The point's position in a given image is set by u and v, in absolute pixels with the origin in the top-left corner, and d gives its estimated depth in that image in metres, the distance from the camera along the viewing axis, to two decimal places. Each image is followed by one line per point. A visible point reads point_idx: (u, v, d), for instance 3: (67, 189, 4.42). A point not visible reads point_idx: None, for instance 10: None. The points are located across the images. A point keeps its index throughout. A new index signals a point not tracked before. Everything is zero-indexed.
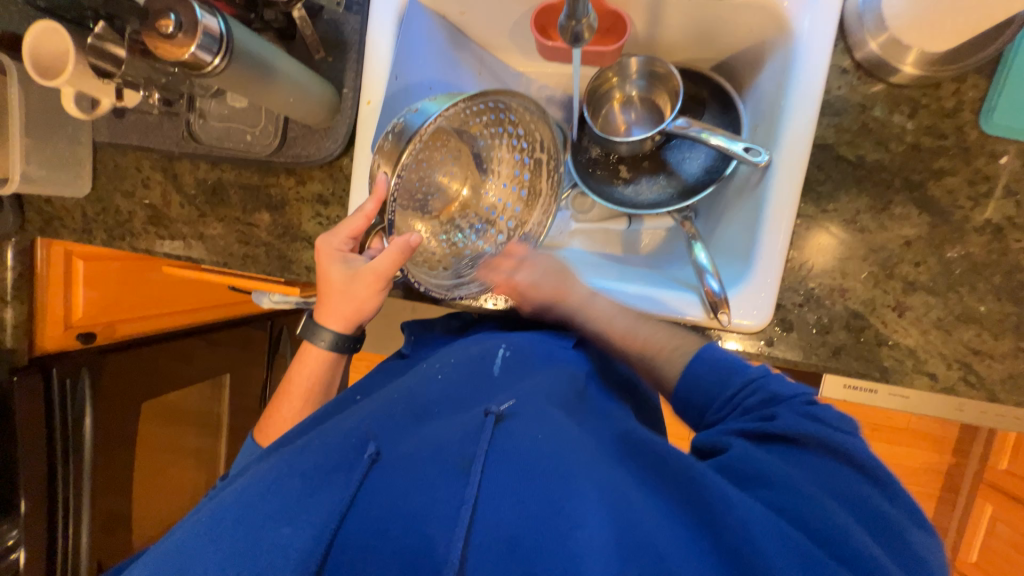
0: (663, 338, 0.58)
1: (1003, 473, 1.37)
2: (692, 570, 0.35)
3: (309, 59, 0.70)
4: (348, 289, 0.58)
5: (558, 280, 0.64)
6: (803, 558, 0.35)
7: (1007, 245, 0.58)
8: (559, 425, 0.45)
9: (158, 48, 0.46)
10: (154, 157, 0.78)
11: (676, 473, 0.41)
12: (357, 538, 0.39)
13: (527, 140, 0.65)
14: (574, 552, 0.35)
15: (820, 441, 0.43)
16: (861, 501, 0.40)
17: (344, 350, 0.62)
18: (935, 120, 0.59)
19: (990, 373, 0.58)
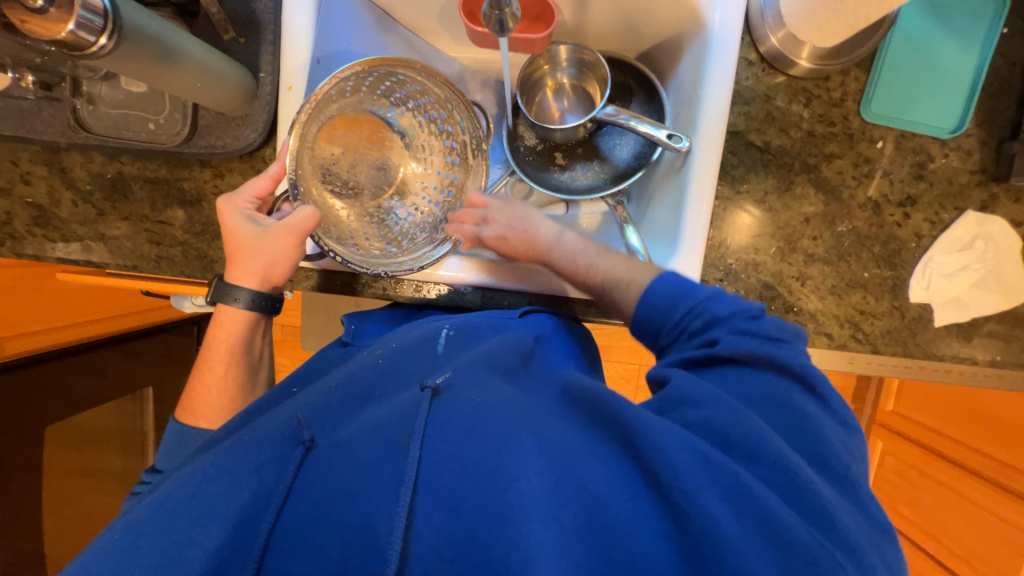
0: (622, 265, 0.58)
1: (887, 412, 1.60)
2: (622, 501, 0.37)
3: (217, 40, 0.64)
4: (259, 244, 0.55)
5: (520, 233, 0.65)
6: (720, 470, 0.37)
7: (884, 219, 0.67)
8: (496, 390, 0.47)
9: (26, 24, 0.38)
10: (34, 149, 0.68)
11: (604, 413, 0.43)
12: (298, 521, 0.39)
13: (450, 121, 0.65)
14: (511, 502, 0.37)
15: (756, 357, 0.45)
16: (793, 411, 0.42)
17: (263, 309, 0.59)
18: (826, 108, 0.67)
19: (874, 329, 0.68)
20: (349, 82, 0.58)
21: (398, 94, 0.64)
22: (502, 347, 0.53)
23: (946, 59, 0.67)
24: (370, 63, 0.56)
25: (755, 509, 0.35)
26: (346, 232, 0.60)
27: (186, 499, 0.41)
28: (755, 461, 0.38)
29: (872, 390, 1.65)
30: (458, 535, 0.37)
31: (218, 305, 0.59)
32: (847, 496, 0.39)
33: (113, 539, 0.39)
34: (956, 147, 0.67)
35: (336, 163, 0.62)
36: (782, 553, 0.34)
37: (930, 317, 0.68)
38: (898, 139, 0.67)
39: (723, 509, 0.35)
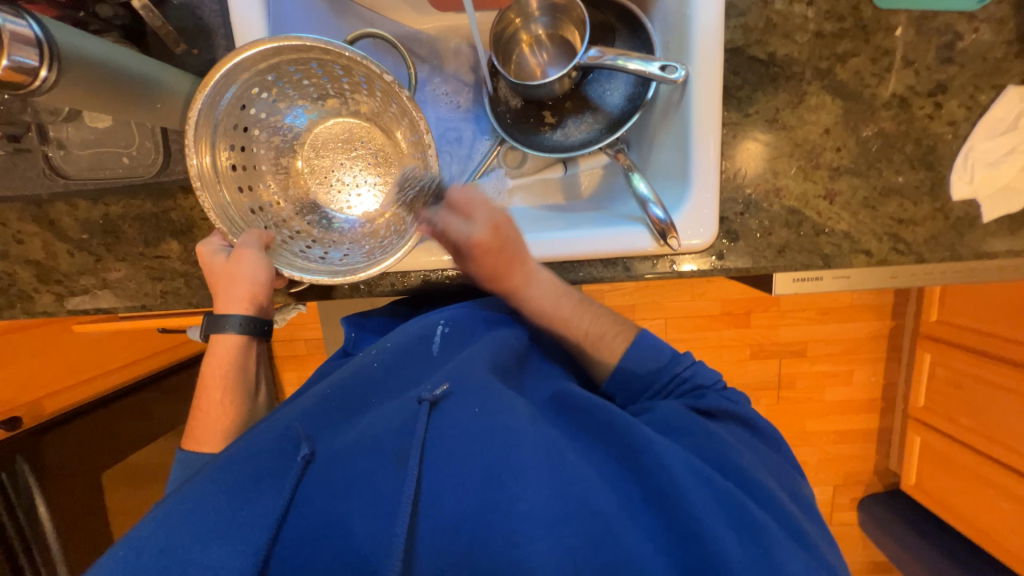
0: (606, 325, 0.61)
1: (933, 323, 1.54)
2: (621, 515, 0.41)
3: (170, 56, 0.60)
4: (223, 270, 0.54)
5: (515, 257, 0.57)
6: (709, 482, 0.43)
7: (913, 114, 0.61)
8: (498, 396, 0.48)
9: None
10: (19, 206, 0.67)
11: (607, 429, 0.47)
12: (302, 537, 0.40)
13: (373, 81, 0.55)
14: (513, 520, 0.40)
15: (731, 411, 0.53)
16: (763, 455, 0.51)
17: (256, 333, 0.56)
18: (832, 3, 0.60)
19: (916, 237, 0.63)
20: (246, 96, 0.53)
21: (346, 86, 0.58)
22: (501, 345, 0.56)
23: None
24: (212, 80, 0.48)
25: (741, 517, 0.41)
26: (335, 241, 0.59)
27: (183, 519, 0.39)
28: (745, 487, 0.45)
29: (911, 305, 1.60)
30: (461, 554, 0.39)
31: (211, 339, 0.55)
32: (804, 514, 0.47)
33: (118, 557, 0.37)
34: (986, 18, 0.60)
35: (327, 185, 0.62)
36: (755, 544, 0.40)
37: (978, 214, 0.62)
38: (919, 22, 0.60)
39: (719, 523, 0.40)
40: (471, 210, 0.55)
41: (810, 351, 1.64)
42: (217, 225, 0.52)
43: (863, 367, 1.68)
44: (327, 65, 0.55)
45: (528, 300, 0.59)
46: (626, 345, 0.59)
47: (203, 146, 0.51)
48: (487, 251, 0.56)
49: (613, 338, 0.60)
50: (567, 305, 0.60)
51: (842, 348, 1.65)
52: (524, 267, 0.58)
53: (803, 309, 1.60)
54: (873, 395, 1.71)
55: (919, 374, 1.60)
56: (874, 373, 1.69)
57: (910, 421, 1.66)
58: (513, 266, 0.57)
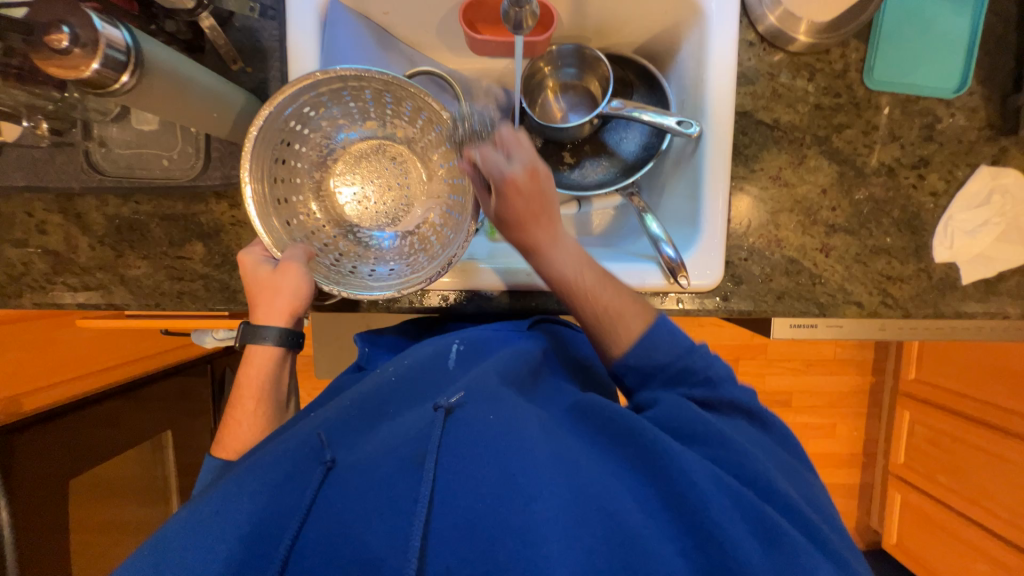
0: (626, 300, 0.57)
1: (912, 381, 1.59)
2: (643, 519, 0.42)
3: (225, 71, 0.64)
4: (269, 281, 0.55)
5: (549, 203, 0.55)
6: (728, 489, 0.44)
7: (899, 183, 0.68)
8: (515, 406, 0.48)
9: (54, 67, 0.39)
10: (48, 197, 0.68)
11: (623, 436, 0.48)
12: (318, 537, 0.40)
13: (427, 111, 0.59)
14: (532, 520, 0.40)
15: (737, 403, 0.56)
16: (777, 455, 0.53)
17: (291, 345, 0.57)
18: (830, 81, 0.67)
19: (902, 293, 0.68)
20: (297, 113, 0.56)
21: (389, 109, 0.62)
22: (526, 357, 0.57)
23: (941, 19, 0.68)
24: (274, 102, 0.52)
25: (763, 523, 0.42)
26: (360, 258, 0.62)
27: (214, 515, 0.42)
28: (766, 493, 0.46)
29: (891, 361, 1.66)
30: (476, 553, 0.39)
31: (247, 349, 0.56)
32: (818, 512, 0.49)
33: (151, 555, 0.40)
34: (961, 105, 0.68)
35: (357, 202, 0.65)
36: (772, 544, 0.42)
37: (957, 276, 0.68)
38: (903, 104, 0.68)
39: (740, 529, 0.42)
40: (516, 149, 0.54)
41: (795, 401, 1.68)
42: (265, 240, 0.54)
43: (846, 420, 1.72)
44: (376, 91, 0.59)
45: (548, 263, 0.56)
46: (643, 327, 0.57)
47: (257, 162, 0.53)
48: (521, 194, 0.52)
49: (631, 318, 0.57)
50: (590, 275, 0.56)
51: (826, 401, 1.69)
52: (550, 225, 0.55)
53: (789, 359, 1.65)
54: (855, 449, 1.75)
55: (900, 431, 1.64)
56: (856, 427, 1.73)
57: (891, 478, 1.69)
58: (542, 218, 0.55)
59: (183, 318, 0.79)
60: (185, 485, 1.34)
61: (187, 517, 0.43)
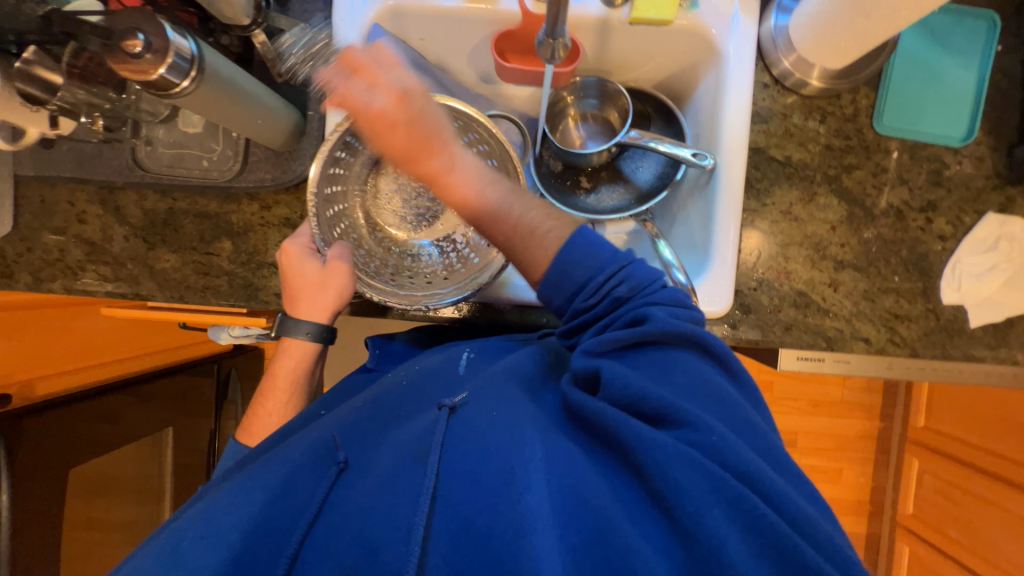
0: (537, 218, 0.55)
1: (921, 429, 1.55)
2: (624, 515, 0.41)
3: (270, 83, 0.68)
4: (314, 277, 0.60)
5: (439, 128, 0.56)
6: (705, 474, 0.40)
7: (907, 224, 0.70)
8: (511, 402, 0.49)
9: (125, 68, 0.45)
10: (91, 189, 0.72)
11: (606, 430, 0.46)
12: (328, 530, 0.44)
13: (486, 145, 0.67)
14: (522, 513, 0.40)
15: (676, 334, 0.48)
16: (741, 417, 0.46)
17: (323, 340, 0.64)
18: (841, 124, 0.70)
19: (910, 332, 0.69)
20: (341, 142, 0.61)
21: None
22: (524, 359, 0.57)
23: (949, 73, 0.71)
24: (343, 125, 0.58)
25: (742, 510, 0.39)
26: (391, 265, 0.67)
27: (233, 506, 0.46)
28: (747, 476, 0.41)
29: (899, 407, 1.63)
30: (469, 541, 0.40)
31: (284, 335, 0.63)
32: (793, 483, 0.43)
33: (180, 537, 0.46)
34: (968, 154, 0.70)
35: (390, 208, 0.70)
36: (773, 546, 0.38)
37: (965, 319, 0.69)
38: (912, 150, 0.70)
39: (726, 524, 0.38)
40: (371, 79, 0.55)
41: (800, 442, 1.65)
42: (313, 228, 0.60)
43: (852, 466, 1.69)
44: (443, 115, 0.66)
45: (450, 185, 0.56)
46: (559, 244, 0.54)
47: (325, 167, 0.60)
48: (394, 122, 0.55)
49: (546, 233, 0.54)
50: (493, 190, 0.56)
51: (832, 444, 1.66)
52: (443, 148, 0.57)
53: (796, 398, 1.64)
54: (862, 497, 1.71)
55: (909, 481, 1.59)
56: (863, 473, 1.69)
57: (899, 530, 1.63)
58: (429, 145, 0.56)
59: (202, 313, 0.82)
60: (181, 486, 1.32)
61: (211, 505, 0.48)
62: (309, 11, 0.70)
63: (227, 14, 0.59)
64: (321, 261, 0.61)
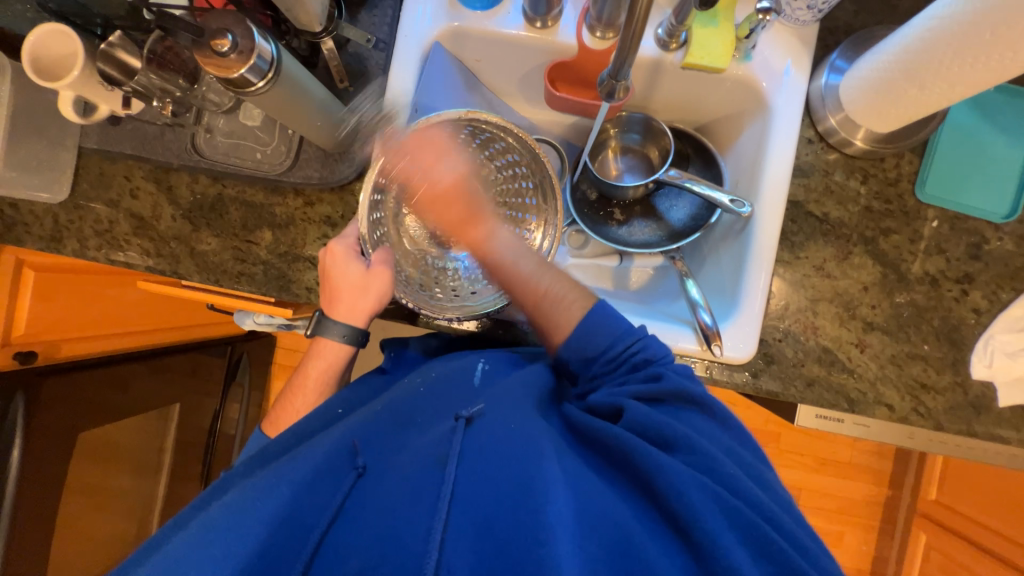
0: (566, 288, 0.59)
1: (932, 502, 1.50)
2: (643, 535, 0.42)
3: (330, 87, 0.71)
4: (355, 280, 0.62)
5: (473, 195, 0.64)
6: (728, 509, 0.42)
7: (942, 294, 0.69)
8: (527, 418, 0.51)
9: (211, 64, 0.50)
10: (147, 168, 0.75)
11: (620, 452, 0.48)
12: (346, 532, 0.45)
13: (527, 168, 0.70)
14: (542, 520, 0.40)
15: (685, 390, 0.52)
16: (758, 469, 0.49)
17: (356, 342, 0.65)
18: (882, 187, 0.71)
19: (935, 404, 0.68)
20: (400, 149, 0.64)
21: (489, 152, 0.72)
22: (536, 375, 0.59)
23: (996, 149, 0.71)
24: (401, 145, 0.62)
25: (767, 547, 0.41)
26: (420, 274, 0.69)
27: (253, 503, 0.48)
28: (770, 519, 0.43)
29: (909, 477, 1.58)
30: (488, 551, 0.41)
31: (320, 333, 0.65)
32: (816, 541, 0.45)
33: (193, 534, 0.47)
34: (1009, 231, 0.70)
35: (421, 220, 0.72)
36: (779, 570, 0.40)
37: (994, 397, 0.68)
38: (952, 221, 0.70)
39: (742, 553, 0.40)
40: (434, 157, 0.63)
41: (804, 499, 1.61)
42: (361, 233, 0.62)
43: (855, 531, 1.64)
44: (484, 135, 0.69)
45: (487, 254, 0.61)
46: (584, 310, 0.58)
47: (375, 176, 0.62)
48: (456, 193, 0.63)
49: (572, 302, 0.58)
50: (531, 267, 0.60)
51: (836, 506, 1.62)
52: (483, 222, 0.62)
53: (802, 454, 1.60)
54: (863, 566, 1.65)
55: (913, 555, 1.53)
56: (865, 541, 1.64)
57: None
58: (474, 220, 0.62)
59: (231, 297, 0.84)
60: (179, 463, 1.33)
61: (225, 504, 0.49)
62: (376, 24, 0.73)
63: (302, 19, 0.63)
64: (365, 266, 0.62)
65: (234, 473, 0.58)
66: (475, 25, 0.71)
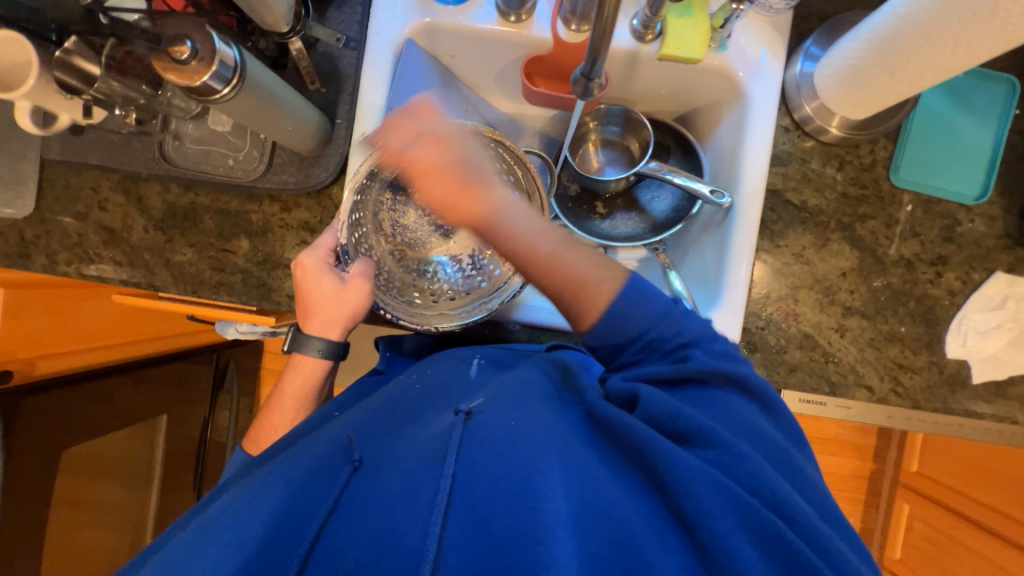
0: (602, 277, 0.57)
1: (913, 474, 1.55)
2: (649, 531, 0.41)
3: (302, 89, 0.69)
4: (330, 292, 0.62)
5: (471, 154, 0.59)
6: (744, 506, 0.41)
7: (917, 276, 0.70)
8: (532, 413, 0.52)
9: (173, 74, 0.49)
10: (115, 178, 0.72)
11: (630, 445, 0.48)
12: (337, 527, 0.45)
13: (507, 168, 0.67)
14: (541, 516, 0.41)
15: (715, 376, 0.52)
16: (790, 464, 0.48)
17: (333, 356, 0.65)
18: (858, 173, 0.72)
19: (913, 383, 0.70)
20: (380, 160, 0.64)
21: None
22: (535, 375, 0.59)
23: (966, 131, 0.72)
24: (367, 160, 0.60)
25: (786, 551, 0.39)
26: (401, 282, 0.67)
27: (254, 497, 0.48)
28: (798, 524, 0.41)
29: (893, 450, 1.63)
30: (484, 545, 0.41)
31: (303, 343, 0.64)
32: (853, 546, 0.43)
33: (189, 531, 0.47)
34: (980, 212, 0.71)
35: (404, 224, 0.69)
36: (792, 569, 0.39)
37: (968, 375, 0.70)
38: (926, 203, 0.71)
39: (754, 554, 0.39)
40: (422, 122, 0.59)
41: None
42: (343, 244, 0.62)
43: (842, 505, 1.69)
44: None
45: (498, 226, 0.54)
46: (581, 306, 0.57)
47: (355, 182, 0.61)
48: (460, 160, 0.56)
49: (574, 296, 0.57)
50: (551, 243, 0.54)
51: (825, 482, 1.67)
52: (489, 189, 0.56)
53: None
54: None
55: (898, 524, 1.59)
56: (852, 514, 1.69)
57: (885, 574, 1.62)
58: (477, 185, 0.55)
59: (212, 307, 0.82)
60: (170, 474, 1.31)
61: (226, 501, 0.50)
62: (346, 21, 0.70)
63: (268, 20, 0.61)
64: (342, 278, 0.63)
65: (223, 484, 0.57)
66: (447, 20, 0.69)
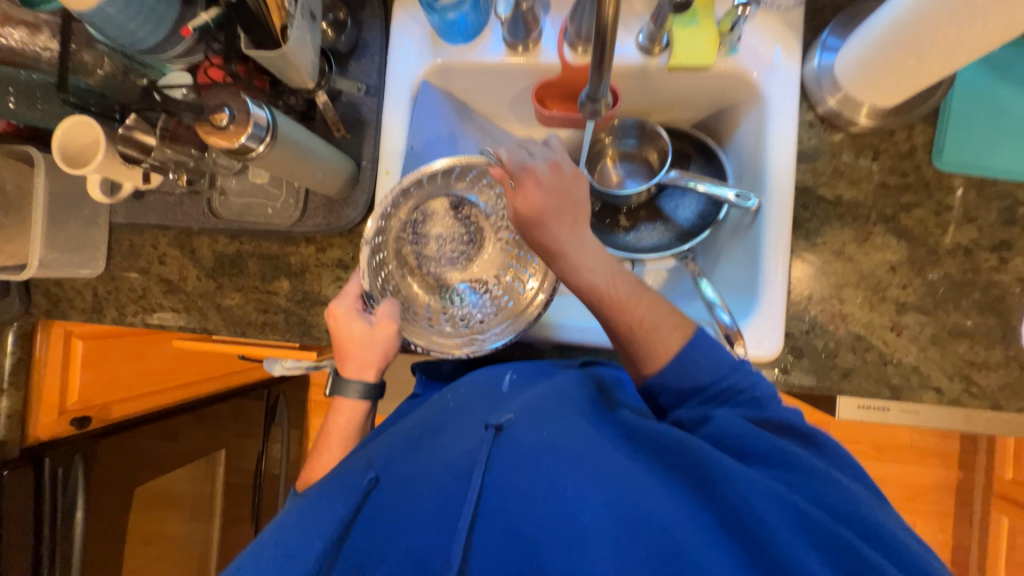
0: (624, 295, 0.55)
1: (1008, 482, 1.39)
2: (697, 540, 0.40)
3: (329, 137, 0.75)
4: (362, 335, 0.64)
5: (569, 190, 0.55)
6: (795, 515, 0.40)
7: (979, 264, 0.65)
8: (566, 422, 0.50)
9: (214, 138, 0.55)
10: (172, 234, 0.79)
11: (673, 456, 0.46)
12: (370, 544, 0.47)
13: None
14: (578, 530, 0.41)
15: (754, 394, 0.51)
16: (846, 476, 0.46)
17: (374, 391, 0.67)
18: (896, 160, 0.68)
19: (989, 382, 0.63)
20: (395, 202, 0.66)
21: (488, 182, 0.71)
22: (569, 384, 0.57)
23: (1016, 105, 0.67)
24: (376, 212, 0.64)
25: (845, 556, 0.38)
26: (429, 310, 0.70)
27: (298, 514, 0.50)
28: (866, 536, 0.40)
29: (981, 456, 1.47)
30: (520, 556, 0.42)
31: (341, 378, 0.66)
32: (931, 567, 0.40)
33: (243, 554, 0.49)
34: None
35: (424, 255, 0.72)
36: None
37: None
38: (979, 186, 0.66)
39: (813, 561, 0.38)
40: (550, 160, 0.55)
41: None
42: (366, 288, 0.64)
43: (928, 520, 1.53)
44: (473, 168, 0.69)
45: (568, 265, 0.55)
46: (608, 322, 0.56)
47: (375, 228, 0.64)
48: (542, 185, 0.53)
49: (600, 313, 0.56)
50: (603, 275, 0.55)
51: (904, 495, 1.52)
52: (574, 226, 0.55)
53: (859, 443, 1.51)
54: (942, 557, 1.53)
55: (998, 540, 1.41)
56: (941, 529, 1.53)
57: None
58: (561, 213, 0.54)
59: (260, 346, 0.87)
60: (230, 507, 1.38)
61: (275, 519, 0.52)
62: (366, 71, 0.75)
63: (296, 80, 0.66)
64: (372, 320, 0.64)
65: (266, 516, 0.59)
66: (458, 58, 0.73)
